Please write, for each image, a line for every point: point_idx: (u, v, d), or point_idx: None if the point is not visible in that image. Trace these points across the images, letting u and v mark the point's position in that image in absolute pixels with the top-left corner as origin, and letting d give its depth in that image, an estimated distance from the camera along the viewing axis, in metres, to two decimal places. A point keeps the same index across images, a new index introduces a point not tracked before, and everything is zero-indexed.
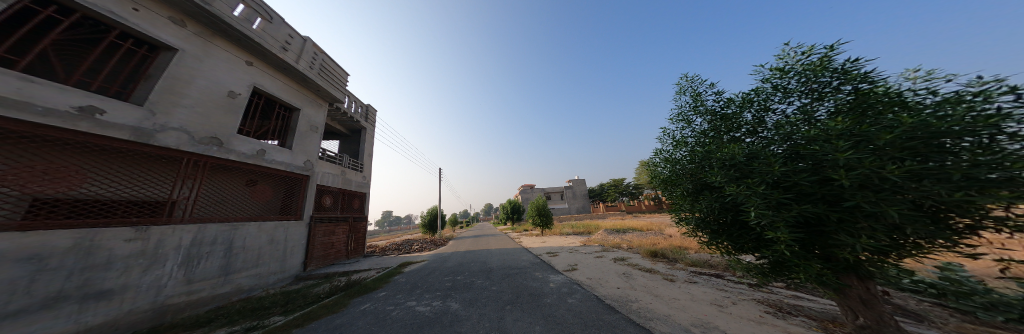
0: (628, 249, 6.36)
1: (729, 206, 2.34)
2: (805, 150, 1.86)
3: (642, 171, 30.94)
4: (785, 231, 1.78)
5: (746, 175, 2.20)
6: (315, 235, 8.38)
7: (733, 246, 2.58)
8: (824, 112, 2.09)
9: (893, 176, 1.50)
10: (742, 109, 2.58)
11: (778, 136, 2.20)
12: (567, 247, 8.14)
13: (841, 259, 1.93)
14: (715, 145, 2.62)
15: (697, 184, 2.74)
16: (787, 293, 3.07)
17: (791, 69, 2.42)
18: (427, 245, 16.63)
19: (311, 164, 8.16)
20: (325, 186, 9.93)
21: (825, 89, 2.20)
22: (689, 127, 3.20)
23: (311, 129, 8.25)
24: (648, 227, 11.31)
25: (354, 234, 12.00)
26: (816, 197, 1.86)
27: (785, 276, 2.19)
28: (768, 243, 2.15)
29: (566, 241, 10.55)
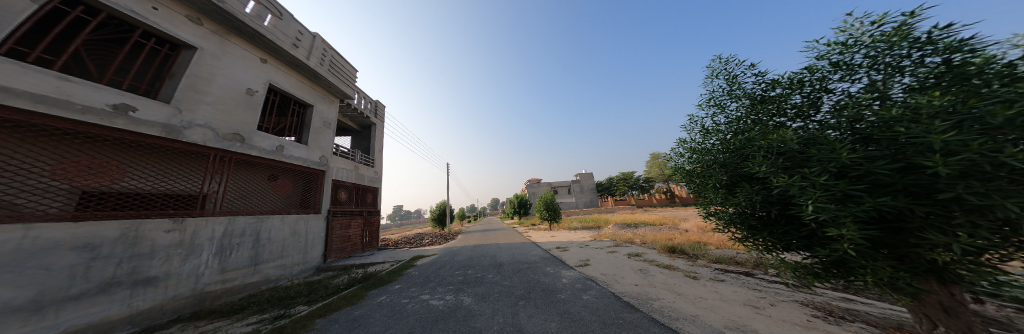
0: (642, 244, 6.17)
1: (775, 199, 2.12)
2: (884, 134, 1.61)
3: (654, 165, 30.02)
4: (854, 228, 1.58)
5: (798, 164, 1.97)
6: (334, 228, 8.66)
7: (777, 243, 2.38)
8: (902, 89, 1.83)
9: (1014, 162, 1.26)
10: (792, 90, 2.33)
11: (840, 119, 1.96)
12: (578, 241, 8.00)
13: (922, 260, 1.71)
14: (757, 131, 2.39)
15: (733, 175, 2.53)
16: (836, 295, 2.87)
17: (857, 42, 2.13)
18: (438, 238, 16.94)
19: (326, 159, 8.37)
20: (340, 180, 10.22)
21: (902, 62, 1.92)
22: (723, 113, 2.97)
23: (324, 125, 8.43)
24: (662, 221, 11.00)
25: (368, 227, 12.33)
26: (895, 189, 1.63)
27: (847, 278, 1.97)
28: (825, 241, 1.94)
29: (575, 235, 10.42)
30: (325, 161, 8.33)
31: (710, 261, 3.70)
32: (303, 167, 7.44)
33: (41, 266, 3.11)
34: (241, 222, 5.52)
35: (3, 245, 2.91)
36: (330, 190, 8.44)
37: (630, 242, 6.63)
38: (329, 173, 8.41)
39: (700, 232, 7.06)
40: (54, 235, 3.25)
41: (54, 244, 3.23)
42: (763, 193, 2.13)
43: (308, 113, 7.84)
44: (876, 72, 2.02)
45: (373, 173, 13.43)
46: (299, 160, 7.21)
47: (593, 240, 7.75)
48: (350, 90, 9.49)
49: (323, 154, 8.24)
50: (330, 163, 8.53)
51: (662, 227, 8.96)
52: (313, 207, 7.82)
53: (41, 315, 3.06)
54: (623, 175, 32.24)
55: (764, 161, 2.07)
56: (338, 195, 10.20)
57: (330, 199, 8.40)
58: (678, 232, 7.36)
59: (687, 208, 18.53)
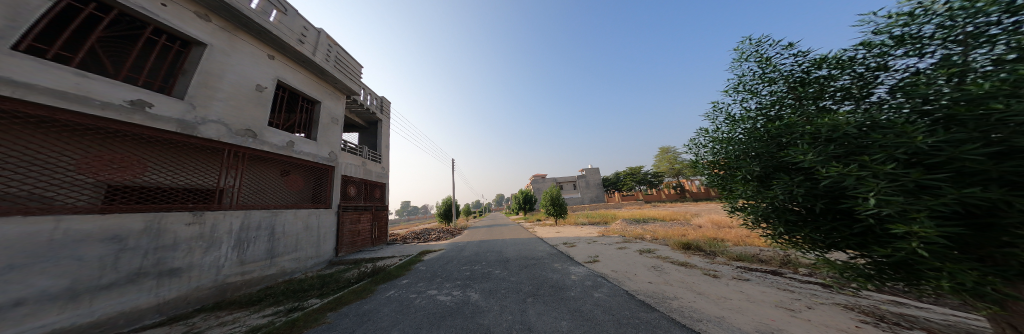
0: (653, 240, 5.98)
1: (822, 191, 1.94)
2: (972, 113, 1.41)
3: (663, 159, 29.33)
4: (930, 224, 1.39)
5: (855, 151, 1.77)
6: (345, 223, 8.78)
7: (821, 242, 2.20)
8: (987, 62, 1.61)
9: None
10: (843, 68, 2.11)
11: (907, 98, 1.75)
12: (586, 237, 7.86)
13: (1011, 262, 1.49)
14: (800, 116, 2.19)
15: (769, 165, 2.34)
16: (884, 299, 2.69)
17: (928, 10, 1.89)
18: (445, 233, 17.05)
19: (335, 155, 8.50)
20: (348, 176, 10.36)
21: (985, 32, 1.68)
22: (756, 98, 2.76)
23: (332, 121, 8.53)
24: (672, 217, 10.71)
25: (376, 222, 12.50)
26: (981, 179, 1.41)
27: (912, 283, 1.78)
28: (883, 240, 1.76)
29: (583, 231, 10.26)
30: (334, 157, 8.46)
31: (731, 259, 3.49)
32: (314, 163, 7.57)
33: (72, 257, 3.19)
34: (257, 216, 5.61)
35: (36, 237, 2.98)
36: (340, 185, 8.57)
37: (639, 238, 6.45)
38: (339, 169, 8.53)
39: (714, 228, 6.79)
40: (83, 228, 3.31)
41: (83, 236, 3.30)
42: (808, 185, 1.95)
43: (317, 109, 7.93)
44: (950, 45, 1.79)
45: (380, 168, 13.58)
46: (309, 156, 7.32)
47: (600, 236, 7.58)
48: (356, 86, 9.55)
49: (332, 151, 8.36)
50: (339, 159, 8.67)
51: (673, 223, 8.68)
52: (324, 202, 7.95)
53: (77, 303, 3.17)
54: (631, 170, 31.60)
55: (810, 149, 1.89)
56: (348, 191, 10.33)
57: (340, 194, 8.54)
58: (691, 228, 7.11)
59: (697, 204, 17.98)
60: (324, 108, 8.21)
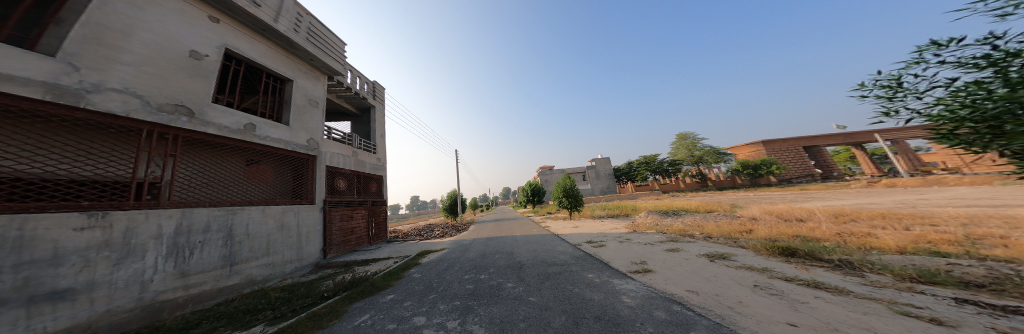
0: (708, 238, 4.62)
1: None
2: None
3: (680, 147, 27.41)
4: None
5: None
6: (333, 221, 7.60)
7: None
8: None
9: None
10: None
11: None
12: (613, 234, 6.54)
13: None
14: None
15: None
16: None
17: None
18: (449, 230, 15.92)
19: (317, 143, 7.32)
20: (336, 167, 9.16)
21: None
22: None
23: (311, 104, 7.34)
24: (705, 208, 9.32)
25: (373, 219, 11.38)
26: None
27: None
28: None
29: (604, 226, 8.95)
30: (316, 146, 7.29)
31: (900, 278, 2.08)
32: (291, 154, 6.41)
33: None
34: (204, 215, 4.34)
35: None
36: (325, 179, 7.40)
37: (688, 235, 5.09)
38: (322, 159, 7.34)
39: (779, 222, 5.41)
40: None
41: None
42: None
43: (291, 89, 6.73)
44: None
45: (375, 160, 12.42)
46: (283, 143, 6.12)
47: (632, 233, 6.25)
48: (339, 65, 8.31)
49: (312, 138, 7.17)
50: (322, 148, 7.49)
51: (715, 216, 7.30)
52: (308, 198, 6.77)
53: None
54: (644, 159, 29.85)
55: None
56: (336, 184, 9.16)
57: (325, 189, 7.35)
58: (747, 222, 5.73)
59: (722, 193, 16.42)
60: (299, 88, 6.99)
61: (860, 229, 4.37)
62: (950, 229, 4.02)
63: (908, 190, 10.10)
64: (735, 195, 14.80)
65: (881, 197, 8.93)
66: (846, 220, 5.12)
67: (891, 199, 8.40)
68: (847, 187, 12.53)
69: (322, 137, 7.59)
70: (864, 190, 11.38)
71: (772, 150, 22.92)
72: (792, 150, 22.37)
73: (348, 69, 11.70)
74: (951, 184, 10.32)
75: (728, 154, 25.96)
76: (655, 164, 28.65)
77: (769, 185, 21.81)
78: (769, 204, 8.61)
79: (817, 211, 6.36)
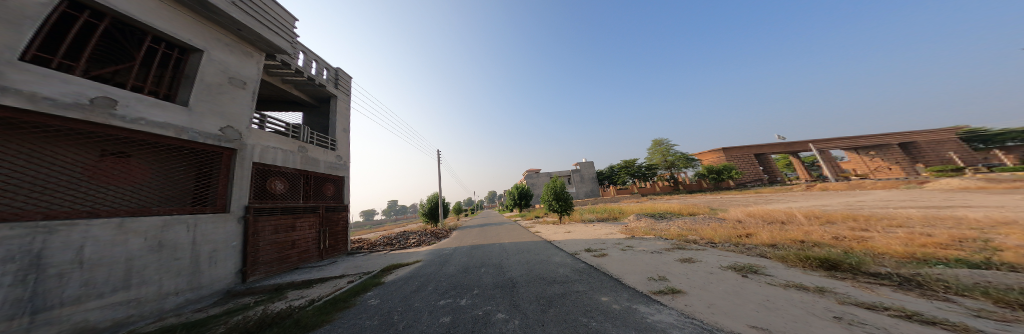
0: (714, 244, 4.41)
1: None
2: None
3: (655, 152, 29.19)
4: None
5: None
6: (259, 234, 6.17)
7: None
8: None
9: None
10: None
11: None
12: (614, 242, 6.05)
13: None
14: None
15: None
16: None
17: None
18: (425, 237, 14.29)
19: (241, 132, 6.19)
20: (269, 165, 7.20)
21: None
22: None
23: (234, 84, 6.27)
24: (691, 210, 9.59)
25: (326, 228, 9.47)
26: None
27: None
28: None
29: (599, 232, 8.56)
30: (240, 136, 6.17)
31: (1000, 303, 1.68)
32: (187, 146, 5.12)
33: None
34: None
35: None
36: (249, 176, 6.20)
37: (692, 241, 4.86)
38: (243, 152, 6.09)
39: (770, 225, 5.46)
40: None
41: None
42: None
43: (200, 60, 5.63)
44: None
45: (331, 158, 10.52)
46: (174, 130, 4.80)
47: (631, 238, 5.99)
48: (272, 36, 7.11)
49: (231, 126, 5.97)
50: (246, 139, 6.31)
51: (705, 220, 7.43)
52: (220, 206, 5.42)
53: None
54: (623, 164, 31.26)
55: None
56: (272, 186, 7.26)
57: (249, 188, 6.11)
58: (739, 226, 5.88)
59: (696, 196, 17.68)
60: (213, 61, 5.88)
61: (845, 232, 4.48)
62: (919, 230, 4.26)
63: (850, 192, 11.65)
64: (706, 197, 15.85)
65: (830, 199, 10.02)
66: (824, 223, 5.34)
67: (839, 201, 9.44)
68: (792, 190, 14.23)
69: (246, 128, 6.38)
70: (813, 192, 12.89)
71: (731, 157, 25.40)
72: (746, 157, 25.09)
73: (300, 49, 9.77)
74: (870, 187, 12.19)
75: (694, 160, 28.30)
76: (633, 168, 29.89)
77: (729, 188, 24.10)
78: (746, 207, 9.10)
79: (794, 214, 6.70)
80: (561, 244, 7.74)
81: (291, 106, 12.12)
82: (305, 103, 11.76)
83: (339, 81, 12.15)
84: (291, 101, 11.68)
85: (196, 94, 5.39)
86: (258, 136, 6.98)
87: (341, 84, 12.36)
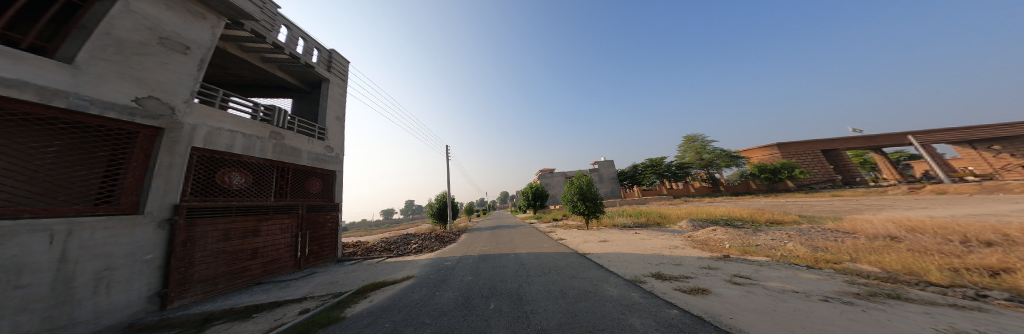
0: (959, 293, 2.19)
1: None
2: None
3: (688, 149, 26.03)
4: None
5: None
6: (184, 243, 4.71)
7: None
8: None
9: None
10: None
11: None
12: (700, 266, 3.82)
13: None
14: None
15: None
16: None
17: None
18: (430, 241, 12.50)
19: (176, 108, 4.90)
20: (219, 150, 5.65)
21: None
22: None
23: (166, 46, 4.96)
24: (782, 221, 7.01)
25: (308, 232, 7.84)
26: None
27: None
28: None
29: (655, 243, 6.26)
30: (175, 112, 4.88)
31: None
32: (62, 118, 3.71)
33: None
34: None
35: None
36: (186, 165, 4.98)
37: (894, 280, 2.53)
38: (174, 135, 4.79)
39: (1011, 257, 3.06)
40: None
41: None
42: None
43: (110, 9, 4.30)
44: None
45: (320, 148, 9.02)
46: (40, 94, 3.42)
47: (727, 263, 3.73)
48: None
49: (157, 98, 4.63)
50: (184, 117, 5.01)
51: (826, 235, 4.96)
52: (130, 206, 4.16)
53: None
54: (649, 162, 28.18)
55: None
56: (224, 179, 5.73)
57: (184, 180, 4.91)
58: (922, 249, 3.54)
59: (751, 198, 14.83)
60: (133, 13, 4.56)
61: None
62: None
63: (997, 196, 8.57)
64: (768, 201, 12.95)
65: (982, 206, 7.15)
66: None
67: (1005, 209, 6.56)
68: (887, 194, 11.18)
69: (182, 103, 5.03)
70: (925, 196, 9.90)
71: (789, 154, 22.77)
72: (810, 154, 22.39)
73: (281, 22, 8.42)
74: (1017, 191, 8.96)
75: (736, 158, 24.88)
76: (661, 167, 26.77)
77: (788, 190, 20.93)
78: (865, 216, 6.47)
79: (997, 230, 4.13)
80: (604, 262, 5.51)
81: (283, 91, 10.89)
82: (296, 87, 10.48)
83: (332, 64, 10.74)
84: (281, 85, 10.41)
85: (94, 51, 4.01)
86: (208, 115, 5.50)
87: (336, 66, 10.91)
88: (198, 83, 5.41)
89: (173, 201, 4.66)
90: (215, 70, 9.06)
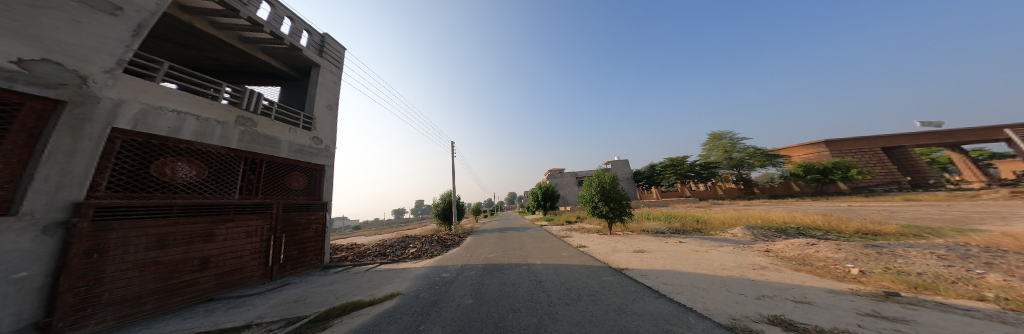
0: None
1: None
2: None
3: (713, 146, 24.10)
4: None
5: None
6: (82, 254, 3.47)
7: None
8: None
9: None
10: None
11: None
12: (859, 311, 2.25)
13: None
14: None
15: None
16: None
17: None
18: (429, 244, 11.16)
19: (90, 78, 3.76)
20: (157, 135, 4.52)
21: None
22: None
23: (85, 2, 3.77)
24: (890, 236, 5.28)
25: (287, 235, 6.60)
26: None
27: None
28: None
29: (722, 257, 4.57)
30: (88, 83, 3.75)
31: None
32: None
33: None
34: None
35: None
36: (102, 151, 3.89)
37: None
38: (83, 110, 3.70)
39: None
40: None
41: None
42: None
43: None
44: None
45: (305, 139, 7.75)
46: None
47: (918, 311, 2.13)
48: None
49: (57, 63, 3.48)
50: (102, 91, 3.87)
51: (1009, 260, 3.29)
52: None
53: None
54: (667, 161, 26.31)
55: None
56: (163, 171, 4.60)
57: (96, 170, 3.81)
58: None
59: (800, 202, 12.92)
60: None
61: None
62: None
63: None
64: (826, 206, 11.08)
65: None
66: None
67: None
68: (987, 200, 9.18)
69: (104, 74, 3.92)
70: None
71: (841, 151, 21.65)
72: (869, 153, 21.29)
73: None
74: None
75: (770, 157, 22.73)
76: (684, 166, 24.96)
77: (842, 193, 19.28)
78: (1016, 231, 4.76)
79: None
80: (659, 286, 3.76)
81: (271, 78, 9.92)
82: (284, 73, 9.46)
83: (325, 48, 9.61)
84: (268, 70, 9.40)
85: None
86: (142, 90, 4.39)
87: (329, 51, 9.80)
88: (129, 51, 4.27)
89: (72, 197, 3.51)
90: (193, 52, 8.13)
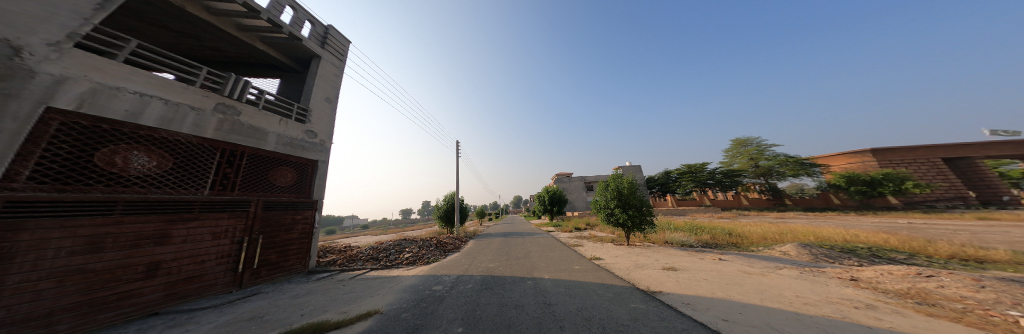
0: None
1: None
2: None
3: (737, 153, 22.67)
4: None
5: None
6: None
7: None
8: None
9: None
10: None
11: None
12: None
13: None
14: None
15: None
16: None
17: None
18: (427, 248, 10.33)
19: (25, 50, 3.13)
20: (110, 119, 3.74)
21: None
22: None
23: None
24: (1007, 266, 4.12)
25: (265, 237, 5.80)
26: None
27: None
28: None
29: (791, 284, 3.47)
30: (21, 55, 3.09)
31: None
32: None
33: None
34: None
35: None
36: (28, 133, 3.11)
37: None
38: (9, 86, 2.96)
39: None
40: None
41: None
42: None
43: None
44: None
45: (298, 132, 6.94)
46: None
47: None
48: None
49: None
50: (39, 64, 3.21)
51: None
52: None
53: None
54: (685, 167, 25.02)
55: None
56: (113, 160, 3.78)
57: (17, 156, 3.02)
58: None
59: (843, 216, 11.52)
60: None
61: None
62: None
63: None
64: (877, 222, 9.73)
65: None
66: None
67: None
68: None
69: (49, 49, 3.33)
70: None
71: (886, 161, 19.95)
72: (922, 164, 19.54)
73: None
74: None
75: (801, 166, 21.03)
76: (705, 174, 23.67)
77: (892, 208, 17.56)
78: None
79: None
80: (717, 322, 2.71)
81: (272, 69, 9.41)
82: (283, 64, 8.92)
83: (327, 40, 9.08)
84: (267, 61, 8.87)
85: None
86: (94, 66, 3.67)
87: (332, 44, 9.27)
88: (91, 24, 3.80)
89: None
90: (190, 40, 7.62)
